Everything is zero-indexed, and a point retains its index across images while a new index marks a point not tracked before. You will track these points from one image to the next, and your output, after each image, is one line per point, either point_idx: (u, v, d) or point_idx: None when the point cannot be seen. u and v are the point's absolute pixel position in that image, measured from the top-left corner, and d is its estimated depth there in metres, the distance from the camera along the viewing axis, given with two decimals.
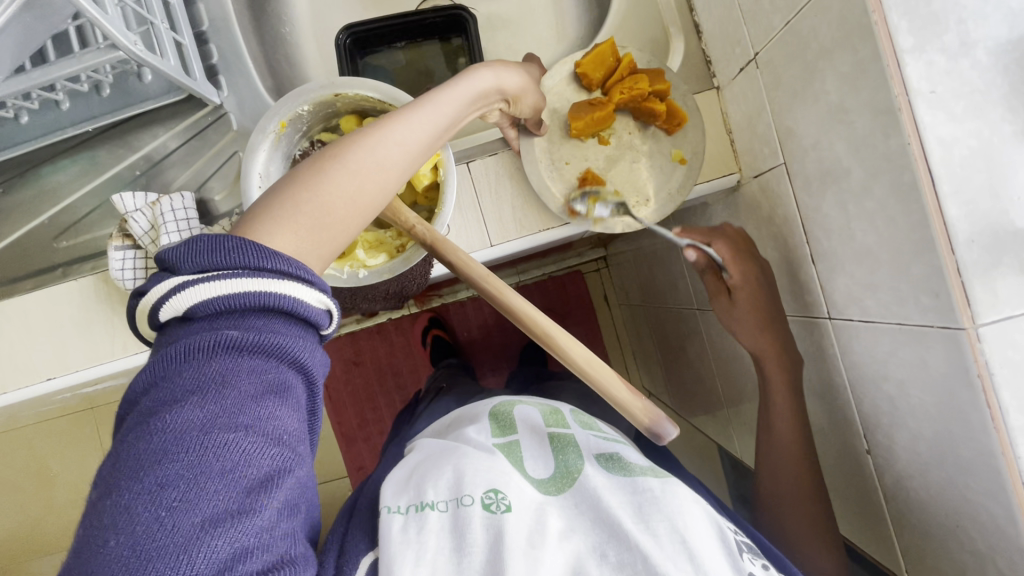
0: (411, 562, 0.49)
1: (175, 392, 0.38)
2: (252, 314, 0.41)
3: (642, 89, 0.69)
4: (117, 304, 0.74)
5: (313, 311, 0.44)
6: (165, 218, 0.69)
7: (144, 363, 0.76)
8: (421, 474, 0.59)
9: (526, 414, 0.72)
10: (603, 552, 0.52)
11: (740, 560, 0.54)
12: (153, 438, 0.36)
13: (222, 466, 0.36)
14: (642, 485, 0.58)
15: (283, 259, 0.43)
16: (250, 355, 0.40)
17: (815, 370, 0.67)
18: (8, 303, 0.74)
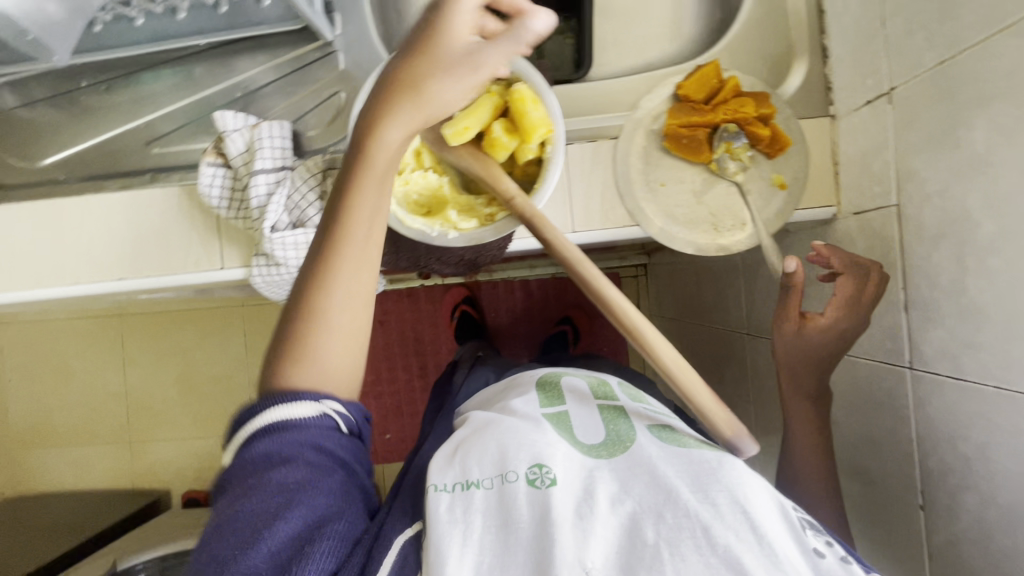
0: (458, 544, 0.48)
1: (226, 506, 0.47)
2: (265, 441, 0.48)
3: (748, 113, 0.67)
4: (196, 218, 0.75)
5: (310, 419, 0.49)
6: (263, 144, 0.70)
7: (212, 282, 0.77)
8: (462, 448, 0.57)
9: (573, 386, 0.70)
10: (659, 513, 0.47)
11: (804, 534, 0.47)
12: (219, 519, 0.46)
13: (246, 539, 0.44)
14: (698, 454, 0.53)
15: (278, 403, 0.49)
16: (269, 471, 0.47)
17: (880, 417, 0.66)
18: (92, 197, 0.76)
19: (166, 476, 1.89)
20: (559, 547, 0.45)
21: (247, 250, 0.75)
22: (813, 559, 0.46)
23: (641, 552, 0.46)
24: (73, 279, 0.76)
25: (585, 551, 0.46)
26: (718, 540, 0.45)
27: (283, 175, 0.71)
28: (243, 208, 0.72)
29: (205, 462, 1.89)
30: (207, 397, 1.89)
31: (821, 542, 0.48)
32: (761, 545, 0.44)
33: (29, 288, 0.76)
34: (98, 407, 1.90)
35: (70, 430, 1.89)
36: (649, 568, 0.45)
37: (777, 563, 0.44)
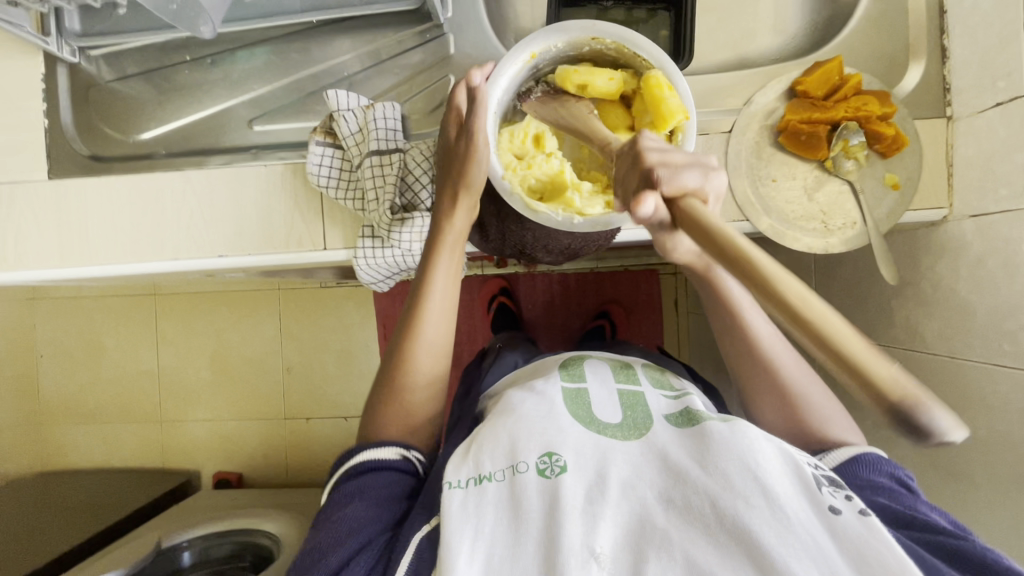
0: (470, 538, 0.52)
1: (321, 515, 0.61)
2: (347, 483, 0.62)
3: (873, 112, 0.67)
4: (301, 198, 0.75)
5: (388, 458, 0.63)
6: (378, 125, 0.69)
7: (312, 262, 0.76)
8: (475, 438, 0.62)
9: (596, 369, 0.72)
10: (668, 495, 0.54)
11: (819, 493, 0.51)
12: (317, 520, 0.60)
13: (329, 537, 0.56)
14: (708, 430, 0.57)
15: (360, 461, 0.62)
16: (348, 502, 0.59)
17: (989, 420, 0.67)
18: (196, 173, 0.75)
19: (194, 458, 1.77)
20: (566, 535, 0.51)
21: (352, 231, 0.75)
22: (827, 517, 0.50)
23: (652, 533, 0.52)
24: (174, 254, 0.75)
25: (592, 536, 0.52)
26: (728, 513, 0.50)
27: (396, 157, 0.70)
28: (352, 189, 0.71)
29: (233, 443, 1.75)
30: (241, 378, 1.75)
31: (840, 498, 0.51)
32: (775, 512, 0.50)
33: (127, 262, 0.76)
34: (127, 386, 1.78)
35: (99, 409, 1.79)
36: (659, 547, 0.51)
37: (789, 525, 0.49)
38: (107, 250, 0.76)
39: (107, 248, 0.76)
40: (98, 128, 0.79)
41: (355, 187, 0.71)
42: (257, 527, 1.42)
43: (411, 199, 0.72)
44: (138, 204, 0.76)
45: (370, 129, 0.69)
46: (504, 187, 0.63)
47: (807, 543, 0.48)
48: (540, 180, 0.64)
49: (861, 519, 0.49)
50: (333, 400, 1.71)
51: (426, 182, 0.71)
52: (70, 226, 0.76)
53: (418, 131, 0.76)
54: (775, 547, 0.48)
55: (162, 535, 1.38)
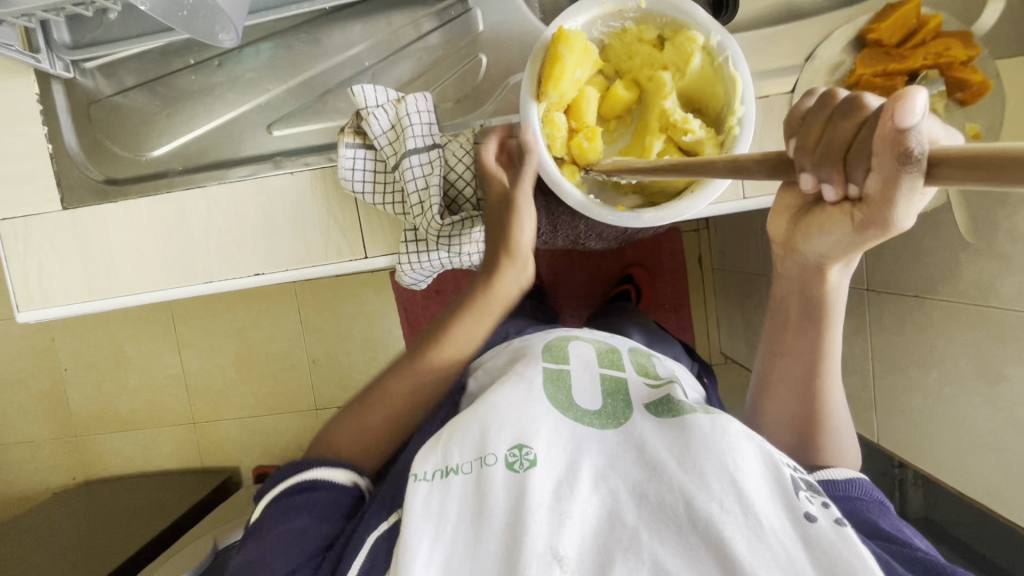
0: (429, 539, 0.46)
1: (255, 539, 0.56)
2: (292, 479, 0.59)
3: (957, 57, 0.60)
4: (334, 205, 0.70)
5: (337, 478, 0.59)
6: (413, 120, 0.63)
7: (353, 272, 0.72)
8: (446, 427, 0.55)
9: (581, 351, 0.66)
10: (641, 494, 0.48)
11: (795, 498, 0.44)
12: (249, 551, 0.55)
13: (271, 556, 0.53)
14: (689, 423, 0.51)
15: (311, 463, 0.60)
16: (298, 495, 0.58)
17: None
18: (218, 189, 0.70)
19: (232, 454, 1.64)
20: (530, 535, 0.45)
21: (392, 236, 0.70)
22: (802, 525, 0.43)
23: (620, 535, 0.45)
24: (207, 277, 0.71)
25: (558, 536, 0.45)
26: (700, 516, 0.44)
27: (436, 154, 0.65)
28: (391, 192, 0.67)
29: (269, 437, 1.62)
30: (273, 379, 1.60)
31: (818, 504, 0.45)
32: (748, 518, 0.43)
33: (157, 288, 0.72)
34: (161, 389, 1.64)
35: (135, 416, 1.65)
36: (627, 550, 0.44)
37: (761, 535, 0.42)
38: (134, 279, 0.72)
39: (134, 276, 0.72)
40: (105, 146, 0.74)
41: (394, 189, 0.67)
42: None
43: (455, 197, 0.67)
44: (160, 227, 0.71)
45: (404, 126, 0.64)
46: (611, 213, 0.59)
47: (780, 556, 0.42)
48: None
49: (838, 527, 0.42)
50: None
51: (469, 177, 0.67)
52: (94, 256, 0.72)
53: (452, 121, 0.71)
54: (745, 557, 0.41)
55: (217, 534, 1.27)
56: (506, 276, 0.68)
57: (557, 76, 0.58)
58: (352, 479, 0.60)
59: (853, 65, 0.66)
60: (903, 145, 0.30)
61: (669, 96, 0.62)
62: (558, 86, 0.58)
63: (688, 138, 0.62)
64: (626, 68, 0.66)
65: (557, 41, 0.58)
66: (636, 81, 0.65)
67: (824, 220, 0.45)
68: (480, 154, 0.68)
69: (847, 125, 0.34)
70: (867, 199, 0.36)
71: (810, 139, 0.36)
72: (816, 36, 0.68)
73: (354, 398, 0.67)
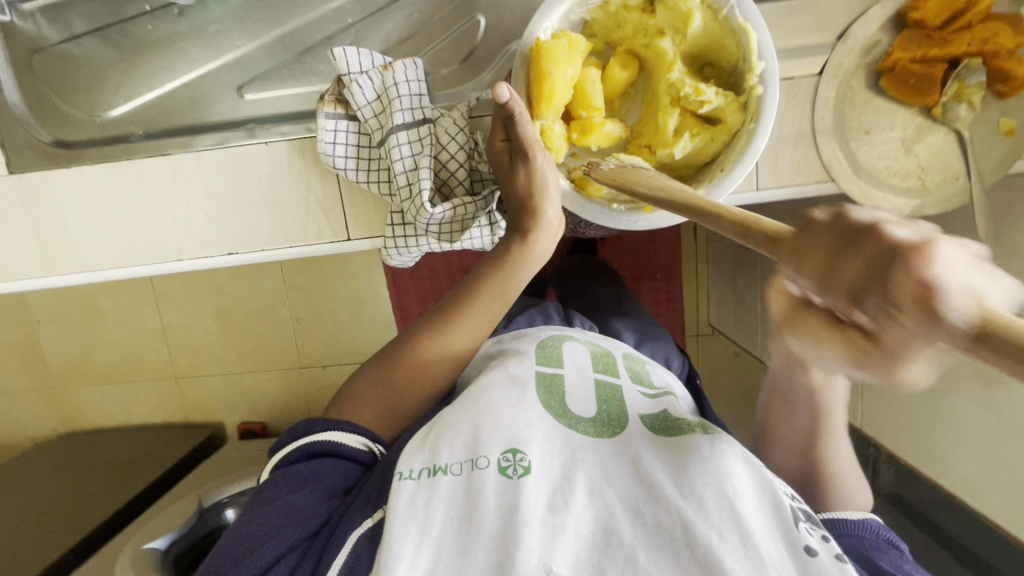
0: (415, 542, 0.41)
1: (249, 513, 0.49)
2: (306, 449, 0.52)
3: (1005, 45, 0.55)
4: (314, 180, 0.64)
5: (352, 449, 0.53)
6: (401, 91, 0.57)
7: (335, 253, 0.67)
8: (436, 426, 0.52)
9: (574, 352, 0.63)
10: (637, 510, 0.44)
11: (795, 531, 0.43)
12: (237, 528, 0.48)
13: (253, 541, 0.45)
14: (689, 443, 0.49)
15: (328, 423, 0.54)
16: (301, 477, 0.50)
17: None
18: (185, 156, 0.63)
19: (215, 409, 1.40)
20: (522, 546, 0.40)
21: (378, 218, 0.65)
22: (802, 558, 0.41)
23: (615, 554, 0.41)
24: (177, 254, 0.66)
25: (549, 551, 0.41)
26: (698, 542, 0.41)
27: (426, 131, 0.59)
28: (376, 170, 0.61)
29: (252, 394, 1.38)
30: (253, 335, 1.33)
31: (817, 538, 0.43)
32: (747, 549, 0.40)
33: (122, 266, 0.66)
34: (138, 345, 1.37)
35: (115, 369, 1.39)
36: (622, 569, 0.40)
37: (760, 567, 0.40)
38: (97, 255, 0.66)
39: (98, 252, 0.66)
40: (52, 105, 0.66)
41: (379, 167, 0.61)
42: None
43: (446, 179, 0.62)
44: (122, 198, 0.65)
45: (391, 98, 0.58)
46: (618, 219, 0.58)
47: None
48: (694, 141, 0.58)
49: (838, 564, 0.40)
50: (347, 346, 1.33)
51: (461, 158, 0.61)
52: (50, 228, 0.65)
53: (444, 91, 0.64)
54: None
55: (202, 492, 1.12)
56: (536, 239, 0.59)
57: (548, 95, 0.55)
58: (362, 444, 0.54)
59: (890, 47, 0.61)
60: (933, 307, 0.25)
61: (672, 67, 0.57)
62: (551, 104, 0.56)
63: (705, 108, 0.57)
64: (618, 38, 0.60)
65: (540, 59, 0.54)
66: (630, 52, 0.60)
67: (815, 332, 0.38)
68: (474, 131, 0.62)
69: (855, 261, 0.28)
70: (870, 332, 0.31)
71: (808, 262, 0.30)
72: (852, 10, 0.61)
73: (368, 360, 0.61)
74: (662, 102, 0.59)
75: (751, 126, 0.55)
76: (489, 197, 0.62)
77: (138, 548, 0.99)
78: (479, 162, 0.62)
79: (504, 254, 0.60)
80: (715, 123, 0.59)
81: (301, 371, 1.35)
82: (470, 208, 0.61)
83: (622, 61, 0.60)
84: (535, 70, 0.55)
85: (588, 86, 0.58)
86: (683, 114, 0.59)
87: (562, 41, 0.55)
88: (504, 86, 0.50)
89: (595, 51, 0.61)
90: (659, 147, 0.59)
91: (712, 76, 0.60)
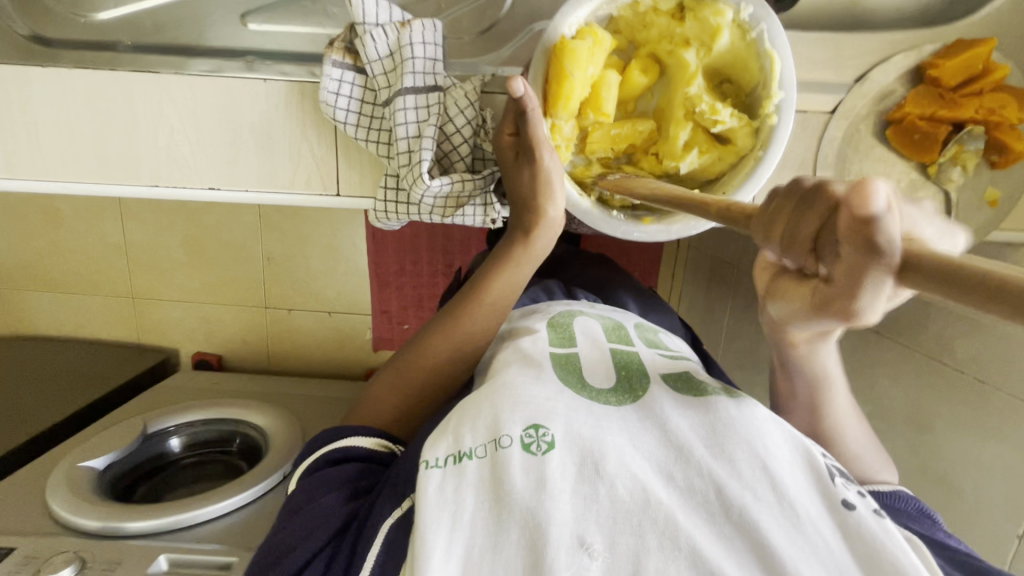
0: (447, 530, 0.41)
1: (281, 521, 0.53)
2: (324, 457, 0.56)
3: (1009, 118, 0.57)
4: (310, 127, 0.61)
5: (366, 450, 0.56)
6: (416, 54, 0.56)
7: (320, 206, 0.65)
8: (453, 410, 0.49)
9: (588, 326, 0.61)
10: (669, 473, 0.43)
11: (833, 484, 0.43)
12: (272, 536, 0.52)
13: (286, 545, 0.49)
14: (715, 405, 0.48)
15: (341, 431, 0.58)
16: (320, 481, 0.53)
17: (994, 452, 0.67)
18: (172, 77, 0.59)
19: (170, 336, 1.36)
20: (554, 523, 0.40)
21: (371, 179, 0.64)
22: (839, 512, 0.41)
23: (655, 515, 0.40)
24: (152, 180, 0.63)
25: (583, 524, 0.40)
26: (733, 505, 0.41)
27: (435, 98, 0.57)
28: (377, 130, 0.59)
29: (215, 326, 1.34)
30: (223, 269, 1.29)
31: (854, 492, 0.43)
32: (783, 509, 0.41)
33: (91, 181, 0.63)
34: (94, 258, 1.30)
35: (69, 279, 1.31)
36: (662, 533, 0.40)
37: (798, 526, 0.40)
38: (66, 166, 0.62)
39: (67, 163, 0.62)
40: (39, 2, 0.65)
41: (381, 127, 0.59)
42: (243, 419, 1.13)
43: (447, 152, 0.61)
44: (98, 110, 0.60)
45: (404, 58, 0.56)
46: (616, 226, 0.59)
47: (820, 550, 0.39)
48: (701, 158, 0.59)
49: (877, 518, 0.40)
50: (316, 294, 1.31)
51: (467, 134, 0.59)
52: (15, 128, 0.61)
53: (458, 59, 0.63)
54: (784, 550, 0.39)
55: (148, 417, 1.10)
56: (536, 238, 0.61)
57: (565, 96, 0.55)
58: (379, 444, 0.57)
59: (902, 99, 0.62)
60: (864, 243, 0.27)
61: (692, 80, 0.56)
62: (567, 105, 0.56)
63: (718, 128, 0.57)
64: (642, 39, 0.59)
65: (561, 58, 0.54)
66: (652, 56, 0.59)
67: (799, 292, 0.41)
68: (483, 108, 0.61)
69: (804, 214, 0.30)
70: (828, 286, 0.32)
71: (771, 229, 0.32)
72: (875, 55, 0.62)
73: (383, 365, 0.64)
74: (677, 114, 0.58)
75: (759, 153, 0.56)
76: (489, 177, 0.62)
77: (74, 464, 0.96)
78: (483, 140, 0.61)
79: (508, 249, 0.62)
80: (724, 142, 0.59)
81: (267, 310, 1.33)
82: (467, 185, 0.60)
83: (643, 66, 0.59)
84: (555, 68, 0.54)
85: (605, 89, 0.57)
86: (696, 129, 0.58)
87: (585, 42, 0.54)
88: (519, 81, 0.50)
89: (617, 49, 0.59)
90: (666, 159, 0.59)
91: (729, 93, 0.60)
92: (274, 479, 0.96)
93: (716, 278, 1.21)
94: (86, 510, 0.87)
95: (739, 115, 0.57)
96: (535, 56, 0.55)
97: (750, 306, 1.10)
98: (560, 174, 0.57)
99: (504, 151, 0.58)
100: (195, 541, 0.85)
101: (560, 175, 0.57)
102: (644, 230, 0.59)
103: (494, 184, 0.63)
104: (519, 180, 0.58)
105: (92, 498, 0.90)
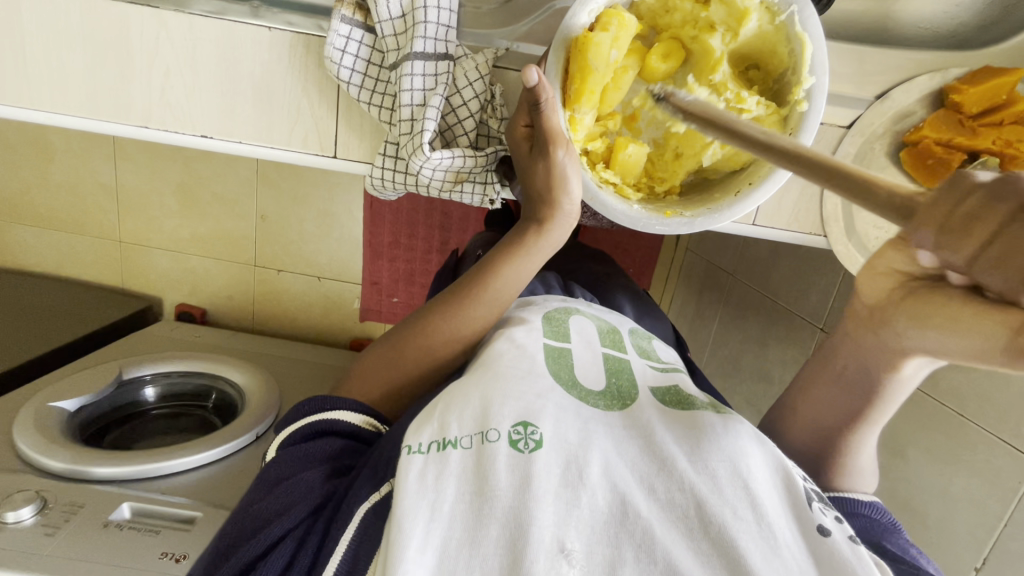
0: (425, 520, 0.39)
1: (252, 498, 0.50)
2: (303, 431, 0.53)
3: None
4: (312, 82, 0.59)
5: (347, 426, 0.54)
6: (429, 17, 0.54)
7: (312, 166, 0.63)
8: (442, 396, 0.48)
9: (582, 327, 0.60)
10: (650, 485, 0.43)
11: (811, 511, 0.43)
12: (241, 511, 0.50)
13: (257, 525, 0.48)
14: (702, 423, 0.48)
15: (319, 401, 0.55)
16: (295, 460, 0.51)
17: (960, 483, 0.68)
18: (170, 15, 0.57)
19: (155, 283, 1.33)
20: (535, 525, 0.38)
21: (369, 143, 0.62)
22: (814, 539, 0.41)
23: (631, 528, 0.40)
24: (142, 121, 0.60)
25: (563, 529, 0.39)
26: (713, 520, 0.40)
27: (444, 68, 0.56)
28: (381, 94, 0.57)
29: (201, 280, 1.32)
30: (214, 221, 1.26)
31: (830, 518, 0.43)
32: (762, 528, 0.40)
33: (82, 115, 0.60)
34: (81, 196, 1.26)
35: (57, 215, 1.28)
36: (638, 547, 0.39)
37: (776, 548, 0.39)
38: (56, 97, 0.60)
39: (58, 95, 0.60)
40: None
41: (385, 91, 0.57)
42: (220, 373, 1.11)
43: (451, 125, 0.59)
44: (96, 43, 0.58)
45: (416, 21, 0.54)
46: (632, 216, 0.58)
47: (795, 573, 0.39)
48: (725, 148, 0.57)
49: (852, 545, 0.40)
50: (307, 257, 1.28)
51: (473, 108, 0.58)
52: (8, 49, 0.58)
53: (475, 29, 0.60)
54: (762, 570, 0.38)
55: (124, 363, 1.08)
56: (550, 230, 0.60)
57: (589, 90, 0.53)
58: (368, 424, 0.55)
59: (920, 121, 0.61)
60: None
61: (717, 68, 0.55)
62: (591, 100, 0.54)
63: (744, 117, 0.56)
64: (665, 24, 0.57)
65: (584, 52, 0.52)
66: (675, 41, 0.57)
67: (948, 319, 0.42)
68: (493, 83, 0.59)
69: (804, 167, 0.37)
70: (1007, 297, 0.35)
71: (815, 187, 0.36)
72: (899, 75, 0.61)
73: (379, 339, 0.62)
74: None
75: None
76: (492, 155, 0.60)
77: (44, 402, 0.94)
78: (490, 117, 0.60)
79: (519, 239, 0.61)
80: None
81: (256, 268, 1.30)
82: (469, 162, 0.58)
83: (666, 50, 0.56)
84: (578, 63, 0.52)
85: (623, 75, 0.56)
86: None
87: (608, 31, 0.52)
88: (534, 70, 0.49)
89: (639, 35, 0.57)
90: (689, 150, 0.58)
91: (756, 80, 0.58)
92: (245, 439, 0.95)
93: (709, 285, 1.20)
94: (55, 451, 0.85)
95: (766, 103, 0.55)
96: (553, 50, 0.53)
97: (740, 315, 1.10)
98: (576, 166, 0.56)
99: (518, 142, 0.56)
100: (161, 492, 0.85)
101: (577, 168, 0.56)
102: (666, 222, 0.58)
103: (496, 163, 0.62)
104: (537, 165, 0.55)
105: (61, 440, 0.88)
